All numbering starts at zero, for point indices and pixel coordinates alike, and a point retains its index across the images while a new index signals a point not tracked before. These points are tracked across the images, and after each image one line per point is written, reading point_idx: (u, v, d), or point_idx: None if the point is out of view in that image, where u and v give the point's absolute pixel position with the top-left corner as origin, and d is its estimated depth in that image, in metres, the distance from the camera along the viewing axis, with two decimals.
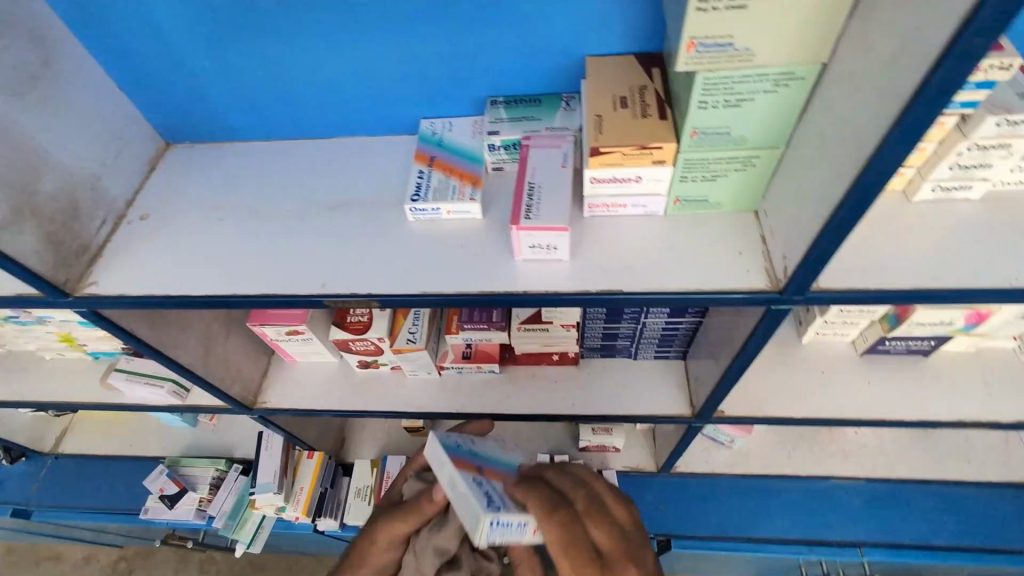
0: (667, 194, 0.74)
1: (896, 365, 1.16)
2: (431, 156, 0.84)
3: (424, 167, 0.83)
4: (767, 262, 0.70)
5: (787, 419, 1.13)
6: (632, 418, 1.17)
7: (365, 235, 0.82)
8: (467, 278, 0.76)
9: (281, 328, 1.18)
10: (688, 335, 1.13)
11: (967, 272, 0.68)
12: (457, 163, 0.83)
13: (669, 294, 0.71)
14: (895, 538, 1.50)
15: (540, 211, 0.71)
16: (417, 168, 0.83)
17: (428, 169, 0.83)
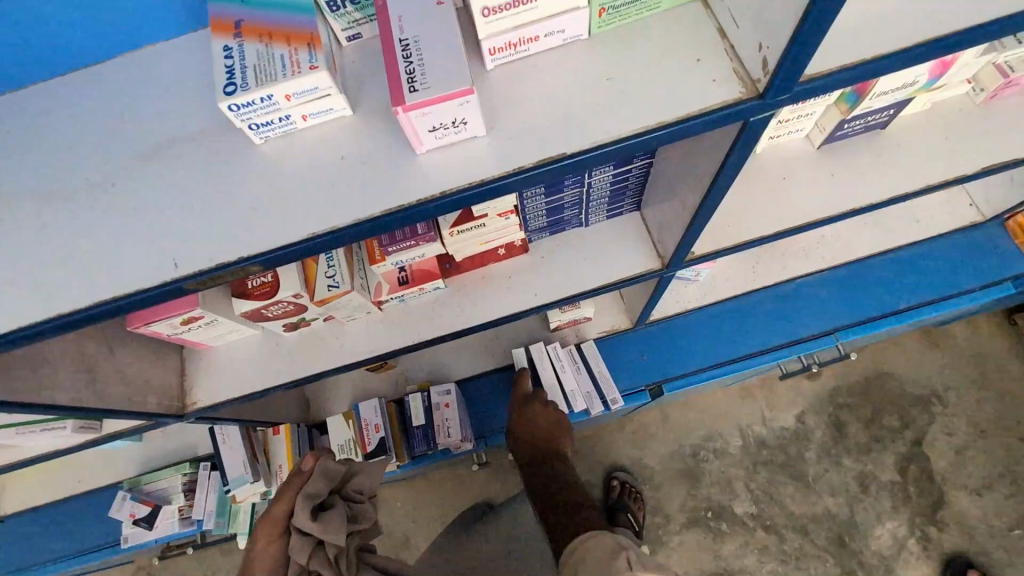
0: (588, 6, 0.54)
1: (853, 145, 1.06)
2: (236, 22, 0.55)
3: (231, 41, 0.54)
4: (732, 60, 0.54)
5: (761, 238, 1.01)
6: (603, 289, 1.06)
7: (209, 182, 0.60)
8: (363, 195, 0.56)
9: (173, 320, 0.94)
10: (639, 182, 0.99)
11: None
12: (276, 22, 0.55)
13: (624, 140, 0.53)
14: (867, 313, 1.53)
15: (426, 77, 0.49)
16: (218, 45, 0.54)
17: (237, 41, 0.54)
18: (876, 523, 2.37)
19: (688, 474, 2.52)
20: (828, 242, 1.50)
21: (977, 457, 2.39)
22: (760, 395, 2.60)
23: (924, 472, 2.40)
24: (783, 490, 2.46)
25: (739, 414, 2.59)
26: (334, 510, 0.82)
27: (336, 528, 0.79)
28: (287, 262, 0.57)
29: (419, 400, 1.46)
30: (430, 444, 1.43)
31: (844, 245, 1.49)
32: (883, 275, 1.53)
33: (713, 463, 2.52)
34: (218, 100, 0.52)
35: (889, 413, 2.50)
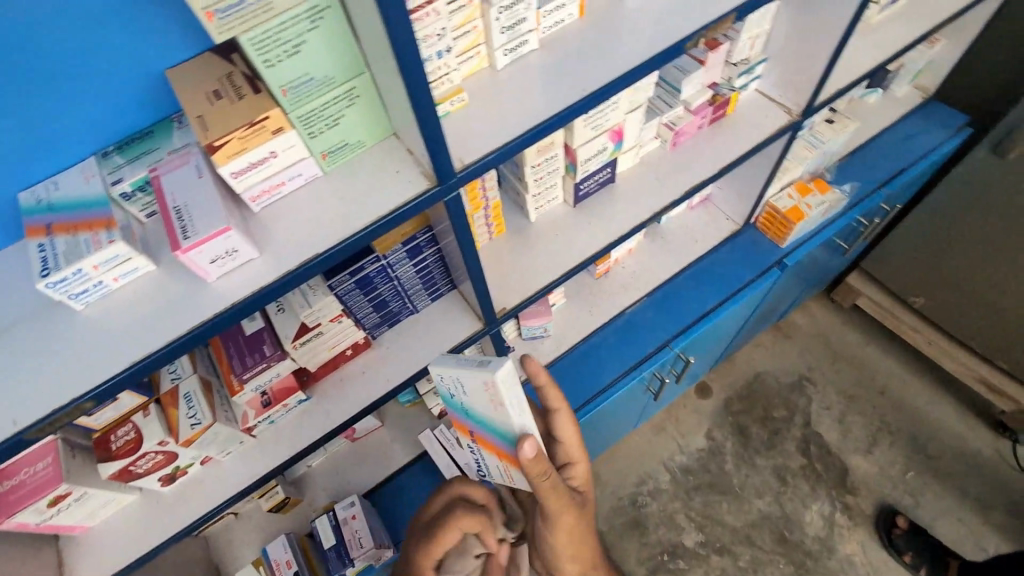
0: (311, 155, 0.78)
1: (600, 198, 1.39)
2: (46, 225, 0.74)
3: (43, 238, 0.72)
4: (418, 166, 0.80)
5: (550, 283, 1.28)
6: (443, 358, 1.24)
7: (39, 350, 0.73)
8: (172, 325, 0.73)
9: (39, 504, 0.98)
10: (441, 266, 1.21)
11: (551, 98, 0.84)
12: (80, 217, 0.74)
13: (357, 234, 0.76)
14: (688, 321, 1.84)
15: (196, 227, 0.70)
16: (34, 244, 0.72)
17: (49, 238, 0.72)
18: (804, 508, 2.54)
19: (634, 524, 2.58)
20: (638, 274, 1.82)
21: (857, 420, 2.71)
22: (670, 426, 2.79)
23: (823, 448, 2.66)
24: (719, 508, 2.58)
25: (658, 449, 2.74)
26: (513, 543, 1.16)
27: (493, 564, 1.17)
28: (115, 393, 0.71)
29: (326, 521, 1.50)
30: (347, 560, 1.45)
31: (651, 273, 1.82)
32: (691, 287, 1.87)
33: (652, 504, 2.62)
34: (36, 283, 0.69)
35: (775, 405, 2.79)
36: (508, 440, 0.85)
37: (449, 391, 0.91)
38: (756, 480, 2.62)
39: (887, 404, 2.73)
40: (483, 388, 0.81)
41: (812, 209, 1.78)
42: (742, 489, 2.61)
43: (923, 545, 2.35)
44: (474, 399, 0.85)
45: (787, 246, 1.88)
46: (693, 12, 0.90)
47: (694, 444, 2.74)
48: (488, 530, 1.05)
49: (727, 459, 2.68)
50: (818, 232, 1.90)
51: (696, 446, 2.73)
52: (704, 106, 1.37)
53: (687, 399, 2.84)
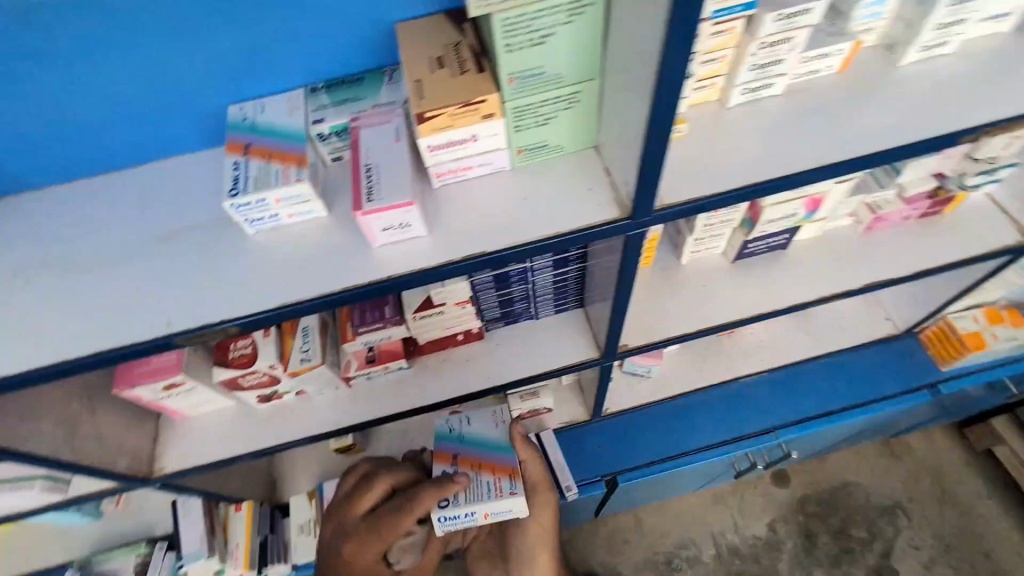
0: (508, 147, 0.73)
1: (765, 261, 1.25)
2: (245, 144, 0.75)
3: (240, 156, 0.73)
4: (612, 191, 0.72)
5: (681, 336, 1.18)
6: (549, 374, 1.20)
7: (206, 261, 0.75)
8: (326, 278, 0.72)
9: (156, 385, 1.06)
10: (578, 283, 1.16)
11: (781, 159, 0.73)
12: (277, 145, 0.74)
13: (530, 245, 0.71)
14: (802, 412, 1.67)
15: (381, 191, 0.67)
16: (230, 159, 0.73)
17: (245, 157, 0.73)
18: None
19: None
20: (765, 346, 1.66)
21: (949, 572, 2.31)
22: (732, 501, 2.53)
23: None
24: None
25: (711, 518, 2.49)
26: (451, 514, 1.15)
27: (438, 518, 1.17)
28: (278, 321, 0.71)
29: None
30: None
31: (781, 350, 1.65)
32: (818, 380, 1.70)
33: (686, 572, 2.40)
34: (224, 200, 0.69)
35: (858, 523, 2.42)
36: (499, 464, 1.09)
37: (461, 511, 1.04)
38: None
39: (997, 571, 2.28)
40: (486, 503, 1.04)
41: (996, 341, 1.52)
42: None
43: None
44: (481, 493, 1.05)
45: (948, 371, 1.62)
46: (979, 103, 0.74)
47: (752, 530, 2.46)
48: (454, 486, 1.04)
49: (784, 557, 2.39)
50: (992, 368, 1.63)
51: (753, 531, 2.45)
52: (921, 197, 1.17)
53: (759, 480, 2.56)
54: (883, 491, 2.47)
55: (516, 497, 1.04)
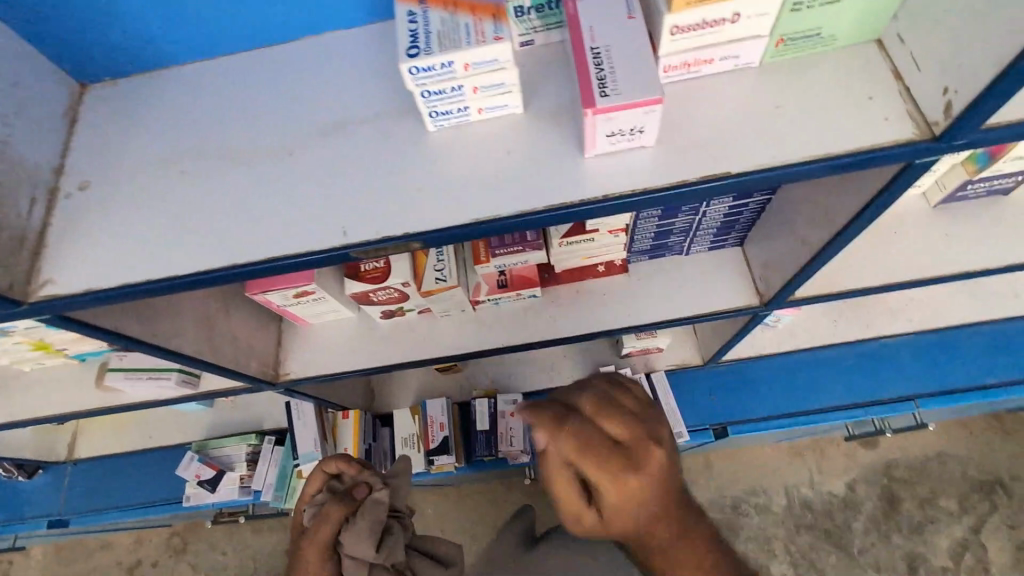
0: (768, 35, 0.56)
1: (972, 209, 1.05)
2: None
3: (416, 7, 0.57)
4: (907, 102, 0.55)
5: (865, 289, 1.00)
6: (699, 319, 1.07)
7: (383, 161, 0.64)
8: (525, 194, 0.59)
9: (288, 291, 1.02)
10: (751, 218, 0.99)
11: None
12: None
13: (790, 168, 0.55)
14: (948, 384, 1.50)
15: (617, 83, 0.52)
16: (405, 11, 0.57)
17: (422, 9, 0.57)
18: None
19: (726, 525, 2.26)
20: (917, 306, 1.47)
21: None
22: (809, 456, 2.34)
23: (981, 563, 2.10)
24: (825, 558, 2.18)
25: (788, 470, 2.33)
26: (393, 534, 0.96)
27: (397, 554, 0.95)
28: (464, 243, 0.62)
29: (485, 406, 1.49)
30: (492, 450, 1.46)
31: (934, 313, 1.47)
32: (971, 349, 1.50)
33: (753, 518, 2.27)
34: (412, 86, 0.57)
35: (948, 494, 2.21)
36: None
37: None
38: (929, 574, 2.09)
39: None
40: None
41: None
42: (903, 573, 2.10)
43: None
44: None
45: None
46: None
47: (830, 487, 2.28)
48: (344, 459, 0.99)
49: (861, 517, 2.22)
50: None
51: (830, 489, 2.27)
52: None
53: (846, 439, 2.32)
54: (992, 466, 2.23)
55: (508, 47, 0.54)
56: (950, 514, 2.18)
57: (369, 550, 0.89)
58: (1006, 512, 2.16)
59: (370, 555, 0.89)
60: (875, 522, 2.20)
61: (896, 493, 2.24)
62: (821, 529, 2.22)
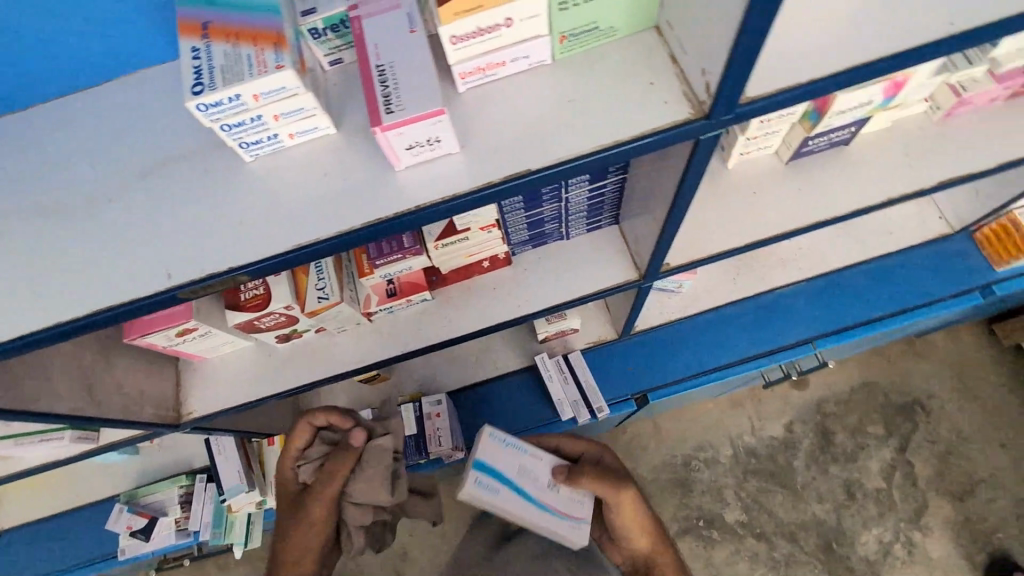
0: (549, 34, 0.59)
1: (820, 161, 1.12)
2: (203, 24, 0.57)
3: (199, 42, 0.57)
4: (682, 84, 0.59)
5: (725, 252, 1.08)
6: (586, 298, 1.11)
7: (203, 197, 0.64)
8: (345, 212, 0.61)
9: (169, 332, 0.98)
10: (615, 197, 1.03)
11: (880, 33, 0.60)
12: (242, 24, 0.57)
13: (582, 158, 0.58)
14: (839, 323, 1.61)
15: (401, 99, 0.54)
16: (188, 47, 0.57)
17: (205, 43, 0.56)
18: (862, 528, 2.23)
19: (680, 483, 2.36)
20: (805, 254, 1.56)
21: (959, 464, 2.26)
22: (749, 405, 2.44)
23: (908, 479, 2.26)
24: (773, 498, 2.31)
25: (729, 423, 2.42)
26: (397, 477, 1.05)
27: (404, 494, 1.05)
28: (292, 267, 0.62)
29: (410, 411, 1.50)
30: (422, 453, 1.46)
31: (821, 258, 1.56)
32: (858, 287, 1.61)
33: (704, 473, 2.37)
34: (208, 123, 0.57)
35: (872, 421, 2.36)
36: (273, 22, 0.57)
37: None
38: (868, 504, 2.25)
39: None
40: None
41: None
42: (848, 503, 2.26)
43: None
44: None
45: (1002, 273, 1.54)
46: None
47: (769, 431, 2.40)
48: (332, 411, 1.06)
49: (800, 456, 2.34)
50: None
51: (770, 433, 2.39)
52: (1016, 73, 1.02)
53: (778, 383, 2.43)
54: (909, 387, 2.38)
55: (290, 74, 0.54)
56: (877, 438, 2.33)
57: (379, 496, 1.02)
58: (925, 428, 2.32)
59: (382, 499, 1.02)
60: (812, 457, 2.33)
61: (828, 426, 2.37)
62: (765, 472, 2.34)
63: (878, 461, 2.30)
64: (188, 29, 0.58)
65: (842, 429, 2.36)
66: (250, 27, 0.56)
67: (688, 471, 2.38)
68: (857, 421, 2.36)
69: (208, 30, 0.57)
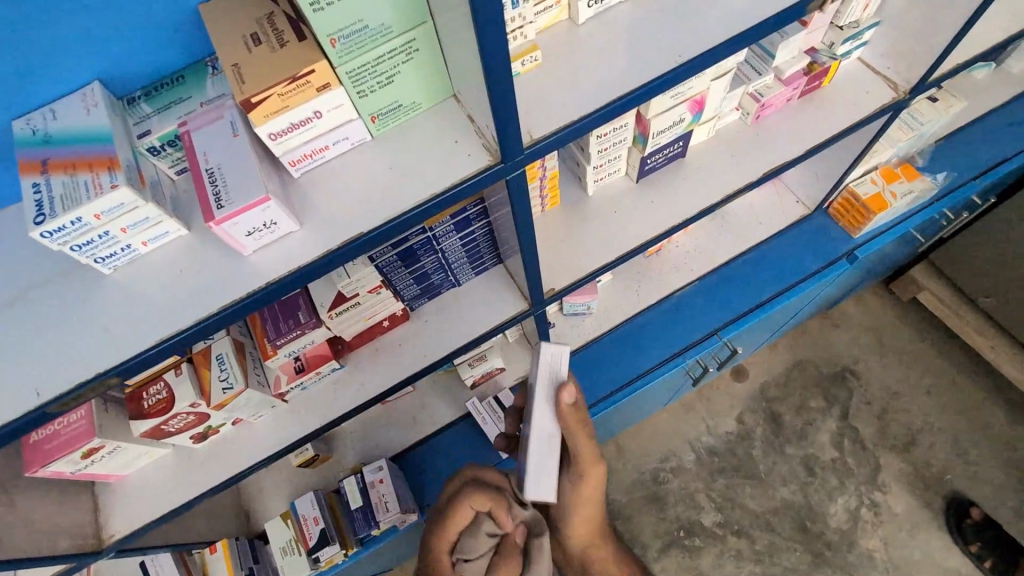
0: (360, 117, 0.68)
1: (666, 173, 1.26)
2: (42, 161, 0.63)
3: (39, 177, 0.62)
4: (480, 138, 0.69)
5: (601, 266, 1.19)
6: (486, 335, 1.18)
7: (66, 315, 0.68)
8: (203, 302, 0.66)
9: (73, 456, 0.97)
10: (489, 239, 1.12)
11: (628, 73, 0.74)
12: (79, 154, 0.63)
13: (405, 214, 0.67)
14: (739, 311, 1.75)
15: (230, 194, 0.62)
16: (28, 183, 0.62)
17: (44, 177, 0.62)
18: (828, 501, 2.26)
19: (652, 499, 2.33)
20: (693, 256, 1.69)
21: (897, 419, 2.35)
22: (698, 406, 2.47)
23: (857, 443, 2.33)
24: (741, 492, 2.31)
25: (684, 427, 2.44)
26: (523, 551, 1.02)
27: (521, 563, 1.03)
28: (159, 361, 0.67)
29: (354, 483, 1.48)
30: (372, 523, 1.45)
31: (708, 254, 1.69)
32: (747, 275, 1.77)
33: (674, 482, 2.35)
34: (57, 246, 0.63)
35: (812, 395, 2.44)
36: (107, 148, 0.64)
37: (27, 134, 0.66)
38: (828, 475, 2.30)
39: (954, 395, 2.36)
40: (83, 111, 0.67)
41: (896, 198, 1.62)
42: (809, 480, 2.30)
43: (995, 539, 2.10)
44: (67, 120, 0.67)
45: (861, 237, 1.73)
46: None
47: (724, 427, 2.42)
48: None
49: (757, 444, 2.38)
50: (897, 224, 1.74)
51: (725, 428, 2.41)
52: (798, 75, 1.21)
53: (718, 379, 2.50)
54: (838, 355, 2.49)
55: (125, 191, 0.61)
56: (821, 410, 2.40)
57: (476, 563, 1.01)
58: (859, 390, 2.42)
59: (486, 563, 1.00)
60: (767, 442, 2.37)
61: (774, 410, 2.43)
62: (729, 467, 2.35)
63: (828, 431, 2.37)
64: (27, 167, 0.63)
65: (791, 411, 2.42)
66: (85, 156, 0.63)
67: (658, 485, 2.36)
68: (798, 399, 2.43)
69: (44, 166, 0.63)
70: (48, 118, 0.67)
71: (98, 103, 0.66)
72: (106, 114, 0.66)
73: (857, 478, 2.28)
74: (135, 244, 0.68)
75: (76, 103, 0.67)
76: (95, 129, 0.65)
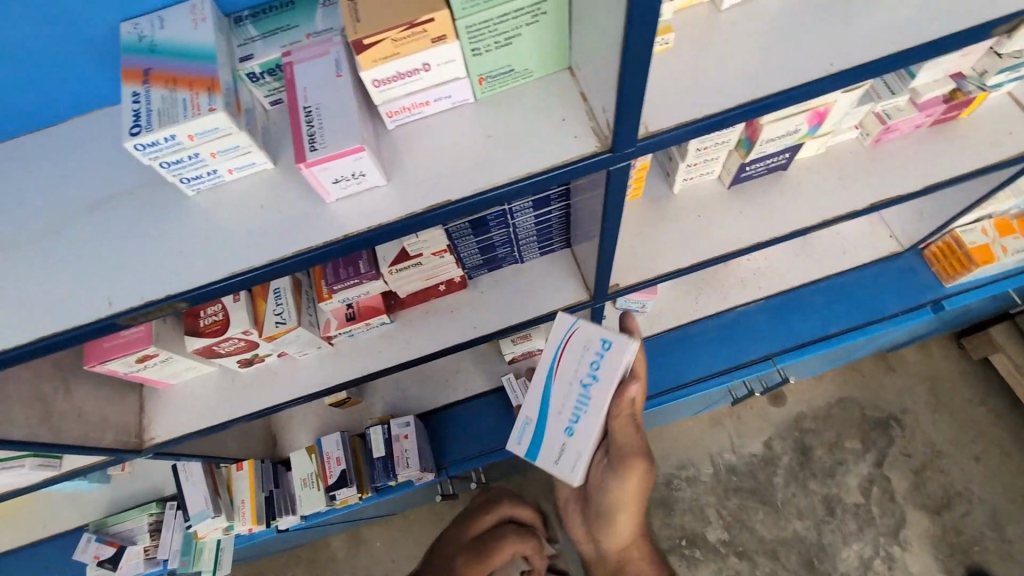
0: (468, 77, 0.64)
1: (760, 183, 1.17)
2: (145, 70, 0.62)
3: (140, 87, 0.61)
4: (590, 120, 0.63)
5: (672, 271, 1.13)
6: (539, 318, 1.14)
7: (147, 231, 0.67)
8: (279, 242, 0.65)
9: (128, 358, 1.00)
10: (563, 221, 1.08)
11: (763, 74, 0.66)
12: (182, 69, 0.61)
13: (496, 189, 0.63)
14: (801, 338, 1.65)
15: (325, 137, 0.59)
16: (128, 92, 0.61)
17: (145, 87, 0.60)
18: (842, 544, 2.18)
19: (660, 502, 2.30)
20: (763, 273, 1.59)
21: (936, 478, 2.21)
22: (728, 422, 2.40)
23: (887, 493, 2.22)
24: (753, 516, 2.25)
25: (709, 440, 2.37)
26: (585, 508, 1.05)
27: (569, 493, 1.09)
28: (230, 293, 0.65)
29: (379, 432, 1.49)
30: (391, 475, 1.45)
31: (779, 274, 1.59)
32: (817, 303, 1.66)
33: (686, 491, 2.31)
34: (148, 161, 0.61)
35: (851, 435, 2.31)
36: (209, 68, 0.61)
37: (133, 39, 0.64)
38: (848, 519, 2.20)
39: (1008, 467, 2.20)
40: (190, 23, 0.65)
41: (1006, 253, 1.48)
42: (827, 519, 2.21)
43: None
44: (174, 31, 0.65)
45: (953, 287, 1.59)
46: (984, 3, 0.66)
47: (749, 448, 2.35)
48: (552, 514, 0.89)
49: (780, 472, 2.29)
50: (997, 281, 1.59)
51: (750, 449, 2.34)
52: (935, 102, 1.08)
53: (754, 400, 2.41)
54: (888, 400, 2.35)
55: (221, 116, 0.59)
56: (856, 452, 2.29)
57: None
58: (902, 440, 2.28)
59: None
60: (792, 473, 2.28)
61: (806, 441, 2.33)
62: (747, 489, 2.28)
63: (859, 474, 2.26)
64: (131, 74, 0.62)
65: (823, 446, 2.31)
66: (189, 72, 0.61)
67: (669, 490, 2.32)
68: (834, 436, 2.32)
69: (146, 76, 0.61)
70: (156, 26, 0.65)
71: (207, 18, 0.64)
72: (211, 30, 0.64)
73: (878, 528, 2.18)
74: (221, 170, 0.66)
75: (185, 15, 0.65)
76: (201, 45, 0.63)
